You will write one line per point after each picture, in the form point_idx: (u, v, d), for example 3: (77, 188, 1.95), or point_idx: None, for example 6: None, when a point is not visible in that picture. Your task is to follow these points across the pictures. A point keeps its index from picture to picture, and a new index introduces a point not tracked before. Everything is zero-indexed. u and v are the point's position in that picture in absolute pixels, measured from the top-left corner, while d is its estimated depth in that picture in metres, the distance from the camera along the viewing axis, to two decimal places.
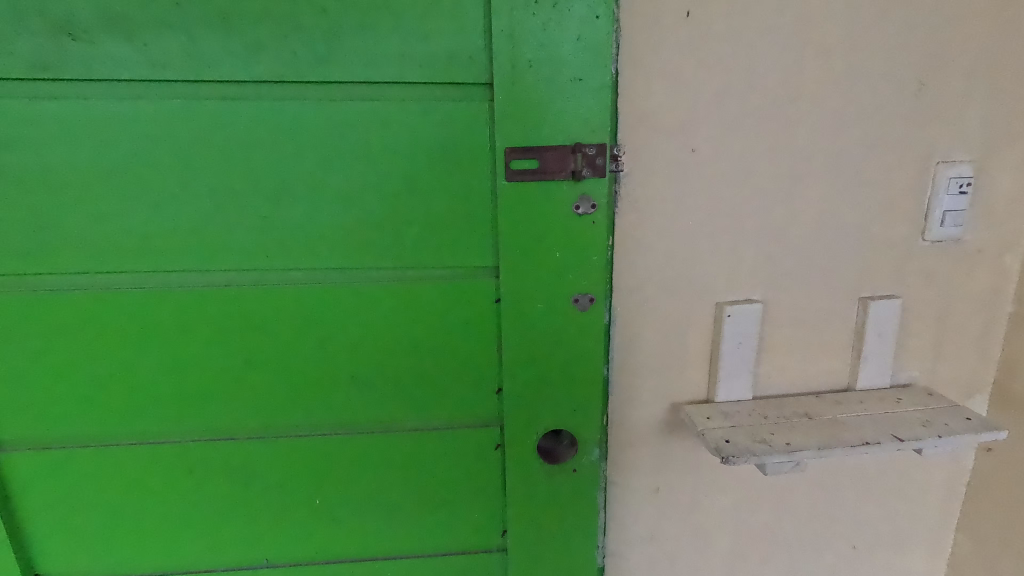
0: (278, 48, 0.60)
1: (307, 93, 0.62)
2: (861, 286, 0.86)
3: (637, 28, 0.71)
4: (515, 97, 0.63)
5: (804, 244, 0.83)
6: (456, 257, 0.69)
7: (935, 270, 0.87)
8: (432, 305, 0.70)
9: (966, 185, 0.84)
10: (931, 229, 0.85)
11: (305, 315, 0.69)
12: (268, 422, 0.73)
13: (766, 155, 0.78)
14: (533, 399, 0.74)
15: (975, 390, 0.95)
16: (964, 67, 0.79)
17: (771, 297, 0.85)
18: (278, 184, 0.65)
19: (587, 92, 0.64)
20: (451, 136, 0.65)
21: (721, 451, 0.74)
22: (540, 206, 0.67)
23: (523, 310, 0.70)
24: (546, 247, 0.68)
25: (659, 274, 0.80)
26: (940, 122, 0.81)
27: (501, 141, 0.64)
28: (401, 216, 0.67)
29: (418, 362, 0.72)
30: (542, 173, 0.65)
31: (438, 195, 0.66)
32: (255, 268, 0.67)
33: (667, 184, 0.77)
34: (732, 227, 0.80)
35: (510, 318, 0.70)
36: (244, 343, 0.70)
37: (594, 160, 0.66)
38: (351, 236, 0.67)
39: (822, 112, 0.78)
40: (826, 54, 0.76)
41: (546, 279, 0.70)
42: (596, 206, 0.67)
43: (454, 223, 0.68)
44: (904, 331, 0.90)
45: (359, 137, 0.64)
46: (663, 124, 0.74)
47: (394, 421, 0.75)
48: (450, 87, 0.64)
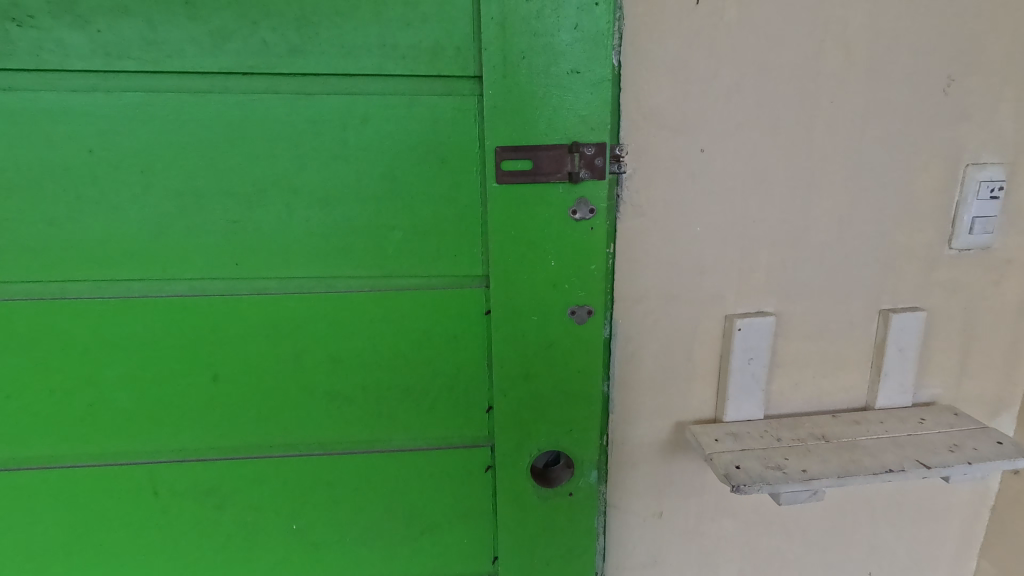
0: (246, 36, 0.55)
1: (280, 86, 0.57)
2: (880, 298, 0.80)
3: (641, 18, 0.65)
4: (507, 92, 0.57)
5: (820, 251, 0.77)
6: (443, 265, 0.63)
7: (961, 280, 0.81)
8: (418, 317, 0.64)
9: (998, 190, 0.77)
10: (958, 237, 0.78)
11: (278, 327, 0.64)
12: (241, 442, 0.67)
13: (780, 156, 0.72)
14: (527, 419, 0.68)
15: (1001, 409, 0.89)
16: (998, 61, 0.73)
17: (784, 309, 0.79)
18: (248, 185, 0.59)
19: (585, 87, 0.58)
20: (437, 134, 0.59)
21: (729, 477, 0.68)
22: (534, 210, 0.61)
23: (516, 322, 0.65)
24: (541, 254, 0.63)
25: (664, 283, 0.75)
26: (971, 121, 0.75)
27: (491, 139, 0.59)
28: (382, 220, 0.61)
29: (403, 377, 0.66)
30: (536, 175, 0.60)
31: (422, 197, 0.61)
32: (224, 276, 0.62)
33: (672, 187, 0.71)
34: (743, 234, 0.75)
35: (501, 331, 0.65)
36: (215, 356, 0.64)
37: (593, 161, 0.60)
38: (328, 241, 0.62)
39: (843, 109, 0.72)
40: (848, 46, 0.70)
41: (540, 290, 0.64)
42: (595, 210, 0.62)
43: (440, 228, 0.62)
44: (927, 346, 0.84)
45: (336, 134, 0.58)
46: (668, 122, 0.69)
47: (376, 441, 0.69)
48: (436, 81, 0.58)
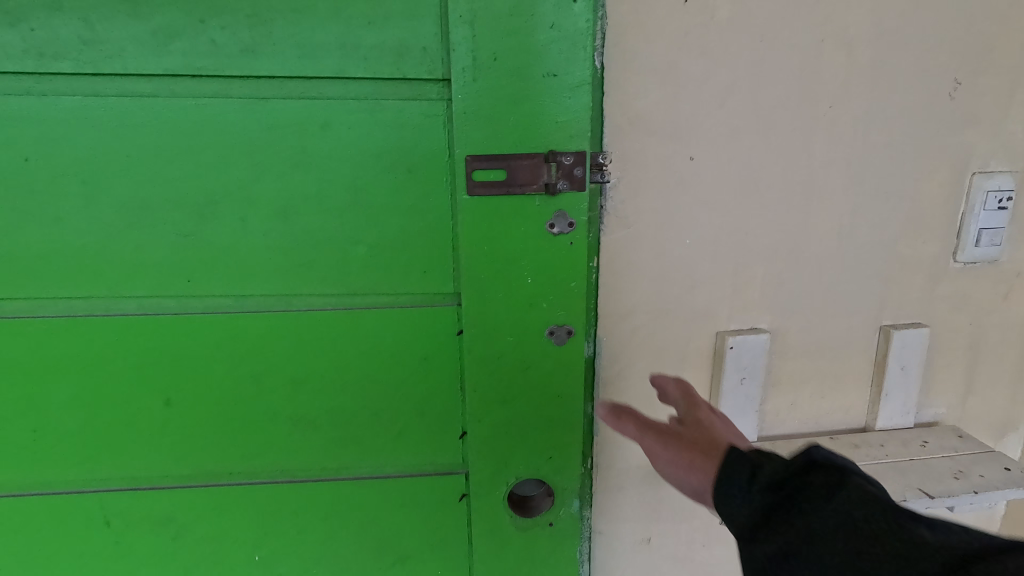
0: (192, 36, 0.50)
1: (231, 90, 0.53)
2: (882, 314, 0.76)
3: (627, 15, 0.60)
4: (478, 96, 0.53)
5: (818, 265, 0.73)
6: (412, 281, 0.59)
7: (967, 295, 0.77)
8: (385, 337, 0.60)
9: (1006, 200, 0.73)
10: (964, 249, 0.74)
11: (235, 347, 0.59)
12: (198, 469, 0.63)
13: (775, 163, 0.68)
14: (504, 447, 0.64)
15: (1008, 429, 0.84)
16: (1008, 63, 0.69)
17: (779, 326, 0.74)
18: (200, 196, 0.55)
19: (563, 91, 0.54)
20: (403, 141, 0.54)
21: (656, 376, 0.54)
22: (508, 225, 0.57)
23: (491, 344, 0.60)
24: (516, 271, 0.58)
25: (652, 299, 0.70)
26: (979, 127, 0.70)
27: (462, 147, 0.54)
28: (344, 234, 0.57)
29: (370, 400, 0.62)
30: (510, 187, 0.55)
31: (388, 209, 0.56)
32: (176, 293, 0.58)
33: (660, 197, 0.66)
34: (736, 246, 0.70)
35: (474, 352, 0.60)
36: (168, 379, 0.60)
37: (572, 172, 0.55)
38: (288, 257, 0.57)
39: (843, 115, 0.67)
40: (848, 47, 0.65)
41: (517, 309, 0.59)
42: (574, 224, 0.57)
43: (409, 242, 0.57)
44: (930, 364, 0.79)
45: (294, 142, 0.54)
46: (655, 128, 0.64)
47: (343, 468, 0.64)
48: (401, 84, 0.53)
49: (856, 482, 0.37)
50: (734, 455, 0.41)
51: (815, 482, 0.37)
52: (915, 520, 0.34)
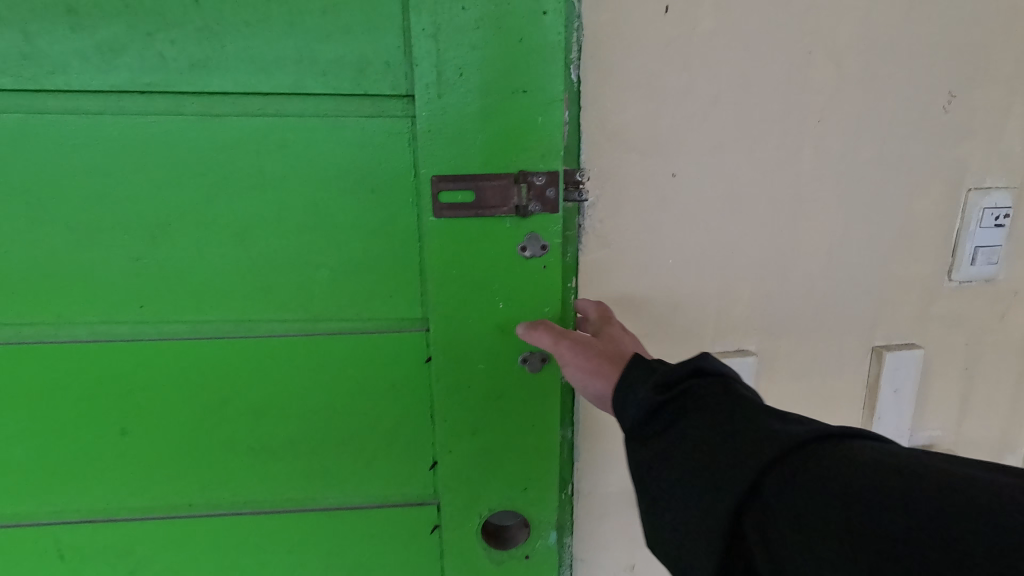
0: (139, 50, 0.48)
1: (182, 107, 0.50)
2: (874, 334, 0.73)
3: (605, 26, 0.57)
4: (443, 113, 0.50)
5: (808, 284, 0.70)
6: (378, 306, 0.56)
7: (963, 314, 0.74)
8: (351, 363, 0.57)
9: (1003, 217, 0.70)
10: (959, 268, 0.71)
11: (193, 375, 0.57)
12: (156, 501, 0.60)
13: (762, 180, 0.65)
14: (476, 477, 0.61)
15: (1004, 451, 0.82)
16: (1004, 76, 0.66)
17: (767, 347, 0.71)
18: (152, 218, 0.52)
19: (534, 107, 0.51)
20: (366, 160, 0.52)
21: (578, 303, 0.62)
22: (477, 247, 0.54)
23: (461, 371, 0.57)
24: (487, 296, 0.55)
25: (633, 320, 0.67)
26: (975, 142, 0.68)
27: (428, 167, 0.51)
28: (305, 257, 0.54)
29: (336, 429, 0.59)
30: (479, 208, 0.52)
31: (352, 231, 0.53)
32: (129, 319, 0.55)
33: (641, 214, 0.64)
34: (722, 265, 0.67)
35: (443, 380, 0.57)
36: (122, 408, 0.57)
37: (544, 192, 0.53)
38: (246, 281, 0.54)
39: (832, 129, 0.65)
40: (837, 59, 0.62)
41: (489, 335, 0.57)
42: (548, 246, 0.54)
43: (373, 265, 0.55)
44: (925, 386, 0.76)
45: (249, 162, 0.51)
46: (636, 143, 0.61)
47: (308, 499, 0.62)
48: (362, 100, 0.50)
49: (734, 389, 0.41)
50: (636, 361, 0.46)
51: (697, 386, 0.42)
52: (773, 418, 0.38)
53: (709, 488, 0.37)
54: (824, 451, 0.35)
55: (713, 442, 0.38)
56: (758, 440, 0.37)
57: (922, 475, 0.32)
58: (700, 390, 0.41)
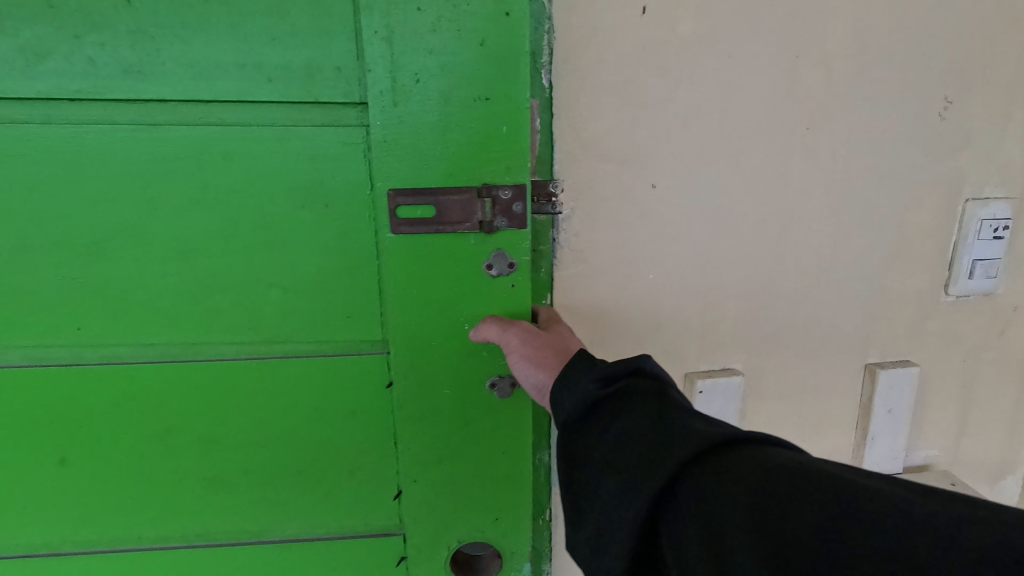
0: (67, 55, 0.44)
1: (118, 117, 0.46)
2: (867, 351, 0.70)
3: (578, 28, 0.54)
4: (399, 123, 0.46)
5: (797, 300, 0.66)
6: (335, 327, 0.52)
7: (960, 330, 0.70)
8: (307, 389, 0.53)
9: (1002, 229, 0.66)
10: (956, 282, 0.68)
11: (137, 402, 0.53)
12: (102, 534, 0.57)
13: (748, 191, 0.62)
14: (443, 509, 0.57)
15: (1004, 471, 0.78)
16: (1003, 80, 0.62)
17: (755, 366, 0.68)
18: (88, 235, 0.48)
19: (497, 116, 0.47)
20: (318, 173, 0.48)
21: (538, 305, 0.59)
22: (440, 266, 0.50)
23: (425, 398, 0.54)
24: (451, 317, 0.52)
25: (613, 339, 0.64)
26: (972, 150, 0.64)
27: (384, 181, 0.48)
28: (256, 276, 0.50)
29: (292, 457, 0.56)
30: (439, 224, 0.49)
31: (305, 249, 0.50)
32: (66, 342, 0.51)
33: (619, 228, 0.60)
34: (706, 281, 0.64)
35: (406, 407, 0.54)
36: (62, 437, 0.53)
37: (510, 207, 0.49)
38: (193, 302, 0.51)
39: (821, 137, 0.61)
40: (827, 63, 0.59)
41: (454, 359, 0.53)
42: (515, 265, 0.51)
43: (329, 285, 0.51)
44: (921, 404, 0.73)
45: (192, 175, 0.47)
46: (613, 153, 0.58)
47: (265, 531, 0.58)
48: (312, 108, 0.47)
49: (669, 391, 0.40)
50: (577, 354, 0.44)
51: (632, 385, 0.40)
52: (698, 418, 0.36)
53: (626, 486, 0.35)
54: (745, 453, 0.33)
55: (634, 439, 0.36)
56: (679, 439, 0.35)
57: (837, 481, 0.29)
58: (634, 389, 0.40)
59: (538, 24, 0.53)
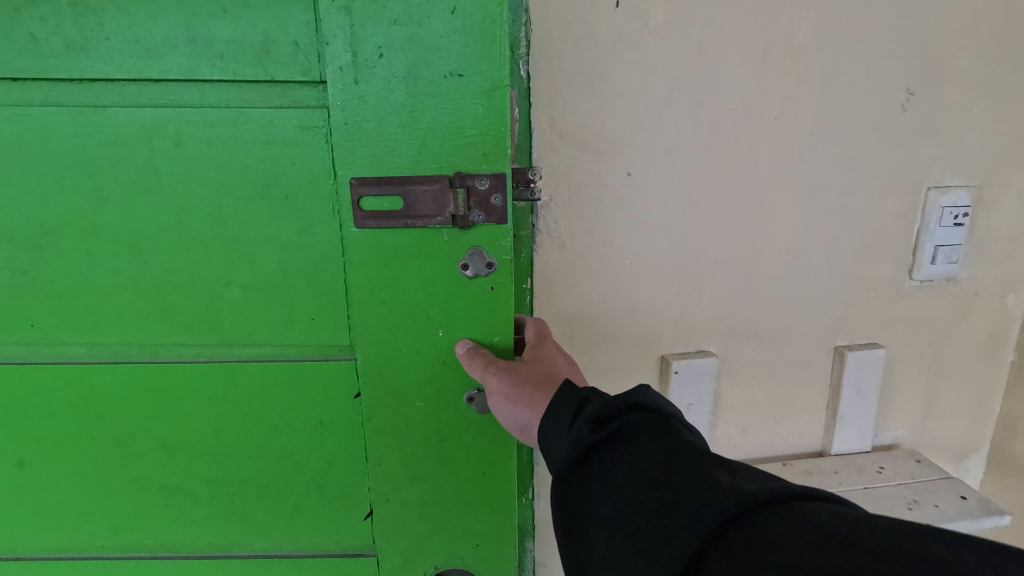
0: (8, 31, 0.45)
1: (64, 99, 0.47)
2: (836, 334, 0.72)
3: (553, 19, 0.55)
4: (359, 105, 0.48)
5: (767, 284, 0.69)
6: (297, 329, 0.54)
7: (925, 314, 0.73)
8: (269, 398, 0.55)
9: (962, 216, 0.69)
10: (920, 267, 0.71)
11: (94, 408, 0.54)
12: (66, 541, 0.59)
13: (720, 179, 0.64)
14: (414, 520, 0.59)
15: (969, 451, 0.81)
16: (963, 73, 0.65)
17: (728, 349, 0.70)
18: (64, 220, 0.49)
19: (468, 93, 0.48)
20: (273, 158, 0.49)
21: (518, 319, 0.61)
22: (412, 267, 0.52)
23: (394, 402, 0.55)
24: (424, 322, 0.53)
25: (592, 323, 0.66)
26: (933, 140, 0.67)
27: (350, 160, 0.49)
28: (215, 276, 0.52)
29: (257, 468, 0.57)
30: (409, 217, 0.50)
31: (271, 255, 0.51)
32: (20, 340, 0.53)
33: (597, 216, 0.62)
34: (681, 268, 0.66)
35: (374, 416, 0.55)
36: (23, 435, 0.55)
37: (486, 201, 0.51)
38: (149, 300, 0.52)
39: (789, 128, 0.64)
40: (794, 56, 0.61)
41: (426, 361, 0.54)
42: (493, 264, 0.52)
43: (290, 284, 0.52)
44: (889, 386, 0.76)
45: (141, 160, 0.48)
46: (590, 142, 0.60)
47: (231, 544, 0.59)
48: (271, 89, 0.48)
49: (667, 425, 0.40)
50: (564, 390, 0.45)
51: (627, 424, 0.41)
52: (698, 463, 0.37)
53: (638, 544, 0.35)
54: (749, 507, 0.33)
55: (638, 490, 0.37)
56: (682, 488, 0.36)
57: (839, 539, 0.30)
58: (630, 431, 0.40)
59: (515, 15, 0.55)
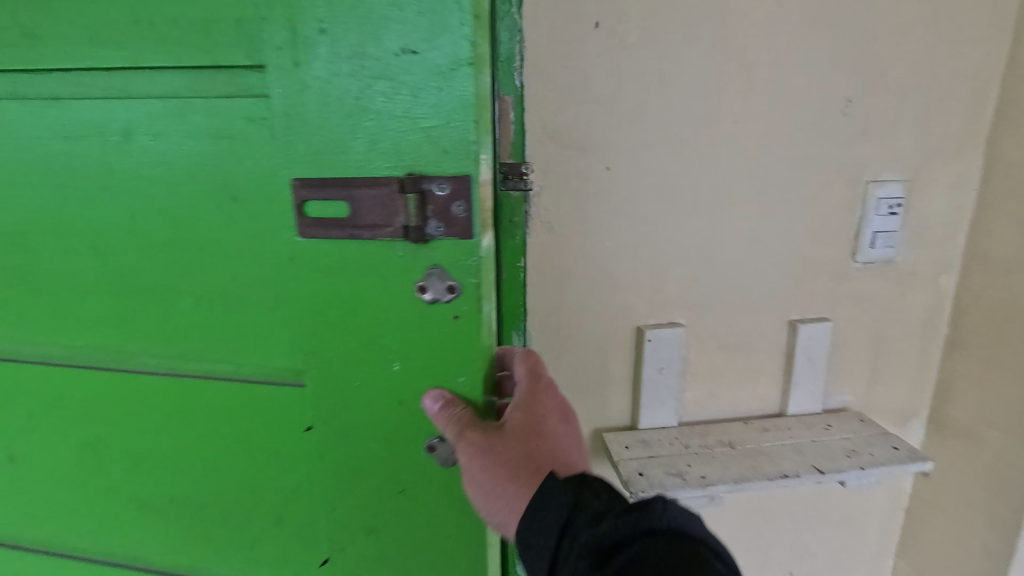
0: None
1: (25, 92, 0.53)
2: (790, 309, 0.83)
3: (542, 38, 0.67)
4: (302, 91, 0.47)
5: (728, 265, 0.80)
6: (248, 346, 0.57)
7: (867, 291, 0.84)
8: (227, 421, 0.59)
9: (896, 206, 0.80)
10: (861, 251, 0.82)
11: (81, 416, 0.63)
12: (61, 535, 0.68)
13: (685, 173, 0.75)
14: (363, 568, 0.59)
15: (912, 415, 0.92)
16: (894, 82, 0.76)
17: (695, 321, 0.81)
18: (50, 219, 0.57)
19: (422, 77, 0.46)
20: (219, 152, 0.51)
21: (501, 351, 0.56)
22: (363, 293, 0.51)
23: (341, 426, 0.56)
24: (379, 351, 0.53)
25: (577, 297, 0.77)
26: (870, 140, 0.78)
27: (296, 149, 0.49)
28: (174, 296, 0.56)
29: (220, 488, 0.62)
30: (358, 227, 0.49)
31: (225, 283, 0.55)
32: (8, 334, 0.62)
33: (581, 204, 0.73)
34: (654, 250, 0.77)
35: (325, 450, 0.57)
36: (26, 434, 0.65)
37: (443, 211, 0.48)
38: (117, 309, 0.58)
39: (744, 130, 0.74)
40: (746, 69, 0.72)
41: (376, 390, 0.54)
42: (454, 286, 0.50)
43: (241, 303, 0.55)
44: (837, 356, 0.87)
45: (99, 156, 0.54)
46: (574, 141, 0.71)
47: (195, 561, 0.65)
48: (216, 76, 0.49)
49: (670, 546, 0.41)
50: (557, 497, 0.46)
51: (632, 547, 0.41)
52: None
53: None
54: None
55: None
56: None
57: None
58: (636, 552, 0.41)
59: (511, 35, 0.65)
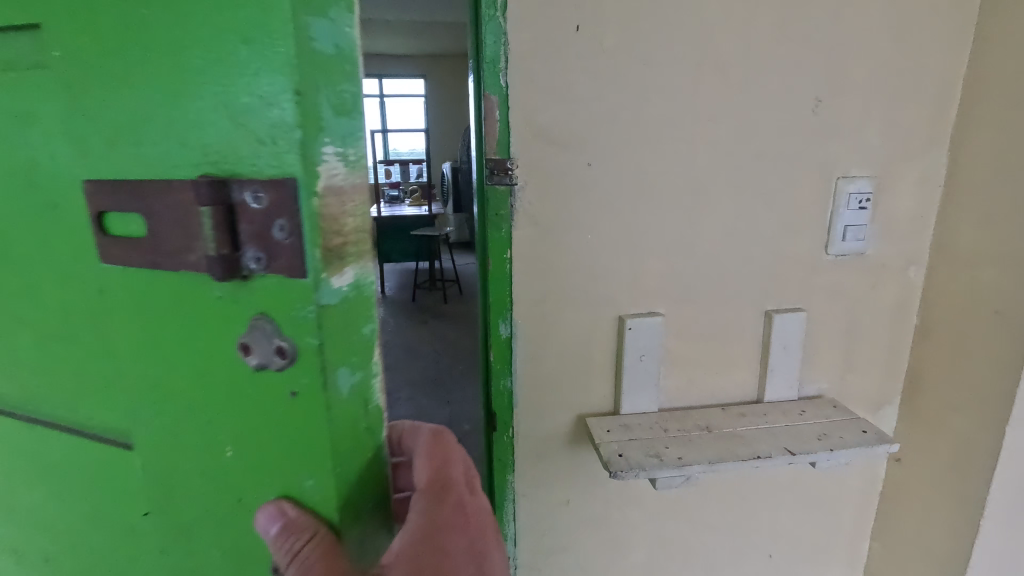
0: None
1: None
2: (766, 300, 0.87)
3: (525, 41, 0.70)
4: (111, 78, 0.38)
5: (706, 257, 0.83)
6: (89, 391, 0.48)
7: (840, 283, 0.88)
8: (82, 475, 0.51)
9: (866, 201, 0.84)
10: (833, 244, 0.86)
11: None
12: None
13: (664, 169, 0.79)
14: None
15: (883, 402, 0.97)
16: (862, 83, 0.80)
17: (674, 311, 0.85)
18: None
19: (231, 57, 0.34)
20: (43, 153, 0.43)
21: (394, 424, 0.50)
22: (192, 346, 0.41)
23: (177, 512, 0.47)
24: (215, 418, 0.42)
25: (561, 287, 0.80)
26: (840, 138, 0.82)
27: (112, 155, 0.39)
28: (13, 329, 0.49)
29: (83, 546, 0.54)
30: (172, 262, 0.38)
31: (55, 328, 0.47)
32: None
33: (564, 199, 0.77)
34: (635, 242, 0.81)
35: (172, 524, 0.47)
36: None
37: (262, 246, 0.35)
38: None
39: (719, 128, 0.78)
40: (720, 70, 0.76)
41: (216, 466, 0.43)
42: (285, 350, 0.37)
43: (77, 340, 0.46)
44: (812, 345, 0.91)
45: None
46: (557, 138, 0.74)
47: None
48: (36, 58, 0.41)
49: None
50: None
51: None
52: None
53: None
54: None
55: None
56: None
57: None
58: None
59: (497, 38, 0.69)
